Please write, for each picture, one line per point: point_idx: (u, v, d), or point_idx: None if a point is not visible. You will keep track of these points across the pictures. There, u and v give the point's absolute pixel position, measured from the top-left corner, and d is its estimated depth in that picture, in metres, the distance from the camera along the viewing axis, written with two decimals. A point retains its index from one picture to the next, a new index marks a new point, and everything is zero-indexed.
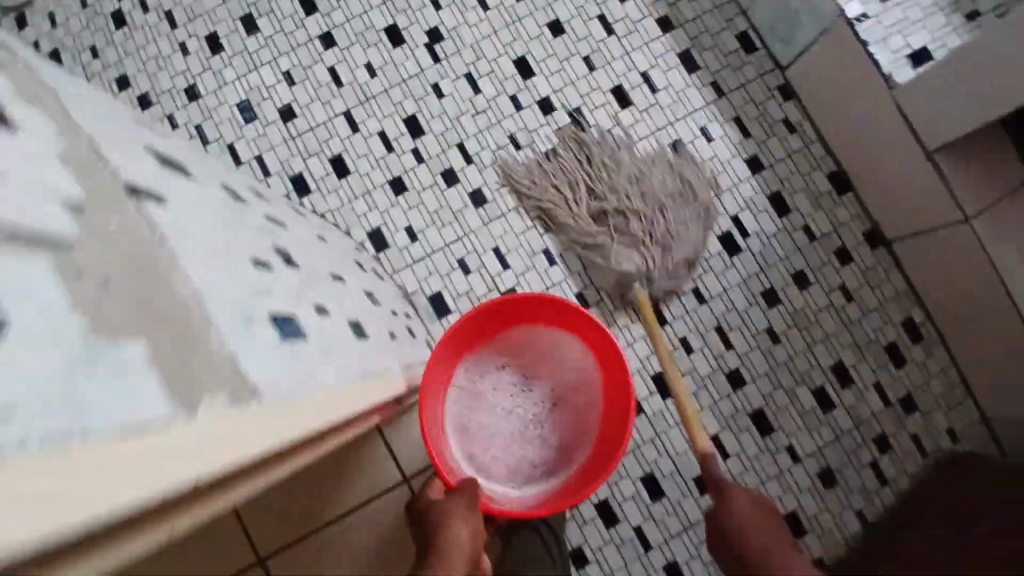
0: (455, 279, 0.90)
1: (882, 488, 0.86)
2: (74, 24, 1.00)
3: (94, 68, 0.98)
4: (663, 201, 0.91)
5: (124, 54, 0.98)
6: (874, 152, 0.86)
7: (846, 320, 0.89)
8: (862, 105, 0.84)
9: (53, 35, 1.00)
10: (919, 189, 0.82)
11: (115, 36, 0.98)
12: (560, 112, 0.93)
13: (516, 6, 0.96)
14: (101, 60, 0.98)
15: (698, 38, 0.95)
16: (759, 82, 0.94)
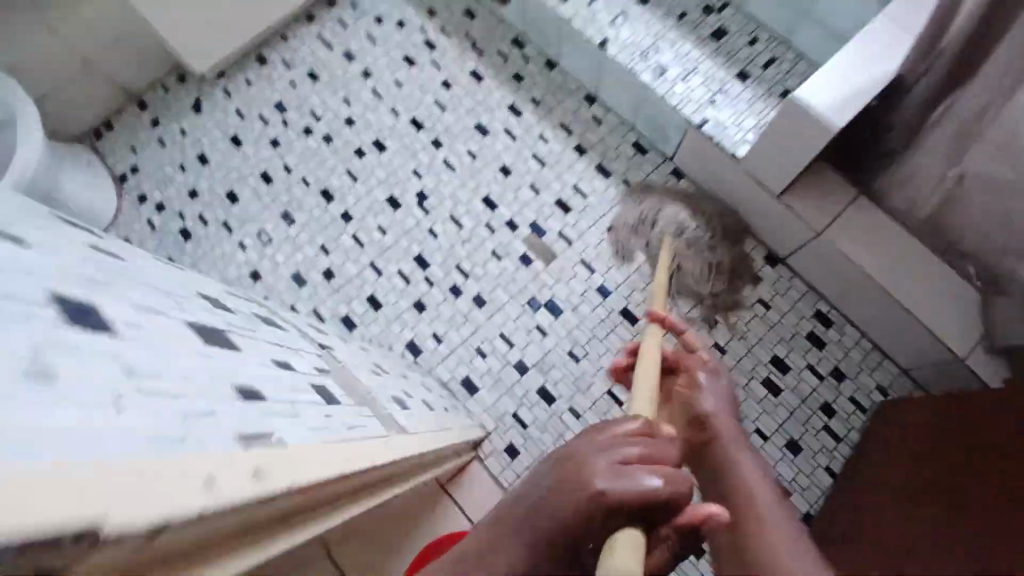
0: (477, 364, 1.19)
1: (837, 445, 1.12)
2: (152, 244, 1.32)
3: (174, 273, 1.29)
4: (612, 271, 1.24)
5: (196, 258, 1.30)
6: (744, 206, 1.20)
7: (769, 323, 1.19)
8: (725, 174, 1.19)
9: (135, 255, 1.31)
10: (784, 224, 1.15)
11: (187, 247, 1.31)
12: (523, 227, 1.28)
13: (473, 162, 1.33)
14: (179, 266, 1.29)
15: (605, 153, 1.32)
16: (657, 172, 1.30)
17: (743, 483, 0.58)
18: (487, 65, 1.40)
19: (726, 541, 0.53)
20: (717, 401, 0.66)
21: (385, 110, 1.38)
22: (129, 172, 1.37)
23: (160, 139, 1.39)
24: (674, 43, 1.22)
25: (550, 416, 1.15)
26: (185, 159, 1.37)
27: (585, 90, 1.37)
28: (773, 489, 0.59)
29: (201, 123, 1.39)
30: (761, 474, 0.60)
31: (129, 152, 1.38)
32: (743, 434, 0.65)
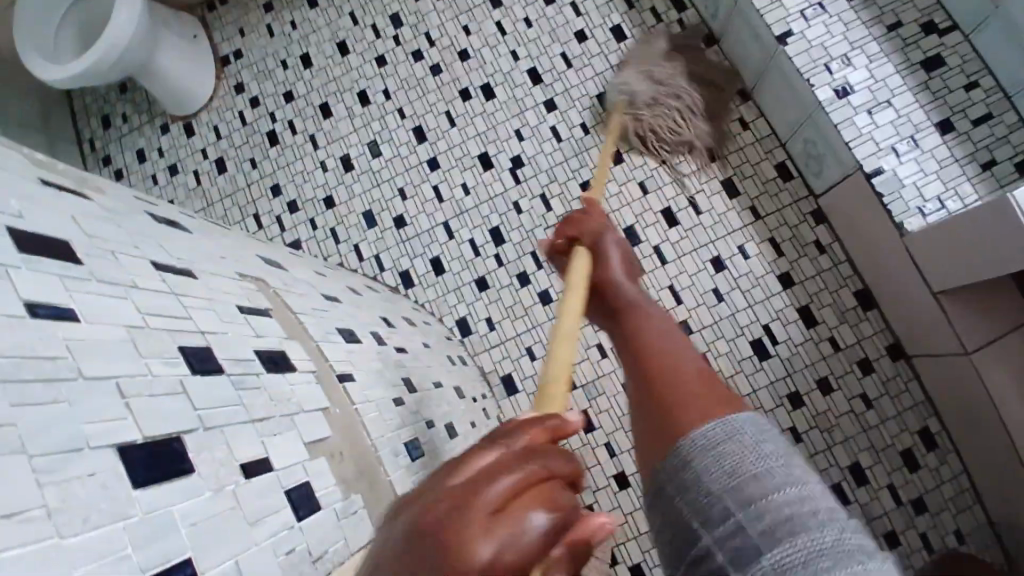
0: (523, 363, 1.11)
1: None
2: (238, 139, 1.27)
3: (253, 177, 1.25)
4: (701, 308, 1.07)
5: (276, 167, 1.24)
6: (887, 282, 0.99)
7: (864, 423, 1.01)
8: (879, 240, 0.96)
9: (220, 146, 1.27)
10: (930, 323, 0.93)
11: (270, 151, 1.25)
12: (617, 229, 1.12)
13: (584, 138, 1.16)
14: (259, 170, 1.25)
15: (739, 167, 1.11)
16: (793, 208, 1.08)
17: (680, 355, 0.51)
18: (635, 23, 1.18)
19: (643, 424, 0.49)
20: (629, 282, 0.63)
21: (505, 51, 1.21)
22: (231, 55, 1.30)
23: (269, 26, 1.30)
24: (874, 59, 0.96)
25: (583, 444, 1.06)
26: (288, 55, 1.28)
27: (740, 84, 1.14)
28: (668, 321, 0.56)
29: (313, 19, 1.29)
30: (663, 319, 0.57)
31: (236, 33, 1.31)
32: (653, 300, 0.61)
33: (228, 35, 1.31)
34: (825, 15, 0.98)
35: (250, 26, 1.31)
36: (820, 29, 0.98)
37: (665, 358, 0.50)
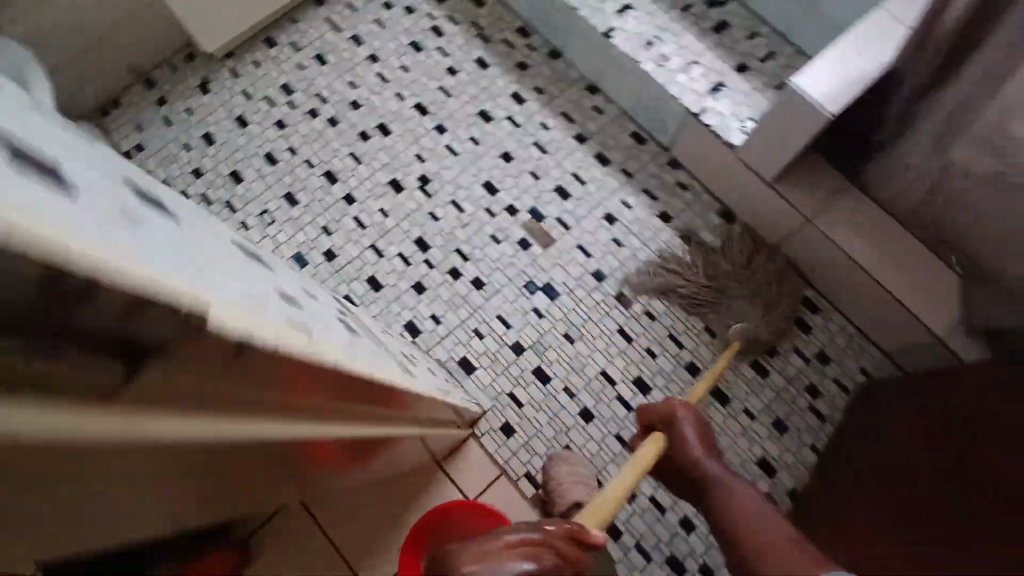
0: (474, 343, 1.22)
1: (821, 424, 1.17)
2: None
3: None
4: (608, 256, 1.27)
5: None
6: (737, 194, 1.24)
7: (758, 308, 1.22)
8: (721, 163, 1.22)
9: None
10: (775, 213, 1.18)
11: None
12: (523, 212, 1.31)
13: (475, 147, 1.36)
14: None
15: (604, 141, 1.35)
16: (654, 161, 1.32)
17: (754, 521, 0.71)
18: (492, 53, 1.43)
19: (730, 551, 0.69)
20: (720, 473, 0.85)
21: (390, 94, 1.42)
22: (133, 149, 1.39)
23: (167, 116, 1.41)
24: (676, 35, 1.25)
25: (545, 394, 1.18)
26: (191, 137, 1.39)
27: (587, 81, 1.40)
28: (761, 503, 0.75)
29: (208, 102, 1.41)
30: (755, 496, 0.77)
31: (134, 129, 1.40)
32: (732, 474, 0.85)
33: (125, 133, 1.40)
34: (632, 11, 1.27)
35: (147, 120, 1.41)
36: (631, 21, 1.26)
37: (748, 541, 0.68)
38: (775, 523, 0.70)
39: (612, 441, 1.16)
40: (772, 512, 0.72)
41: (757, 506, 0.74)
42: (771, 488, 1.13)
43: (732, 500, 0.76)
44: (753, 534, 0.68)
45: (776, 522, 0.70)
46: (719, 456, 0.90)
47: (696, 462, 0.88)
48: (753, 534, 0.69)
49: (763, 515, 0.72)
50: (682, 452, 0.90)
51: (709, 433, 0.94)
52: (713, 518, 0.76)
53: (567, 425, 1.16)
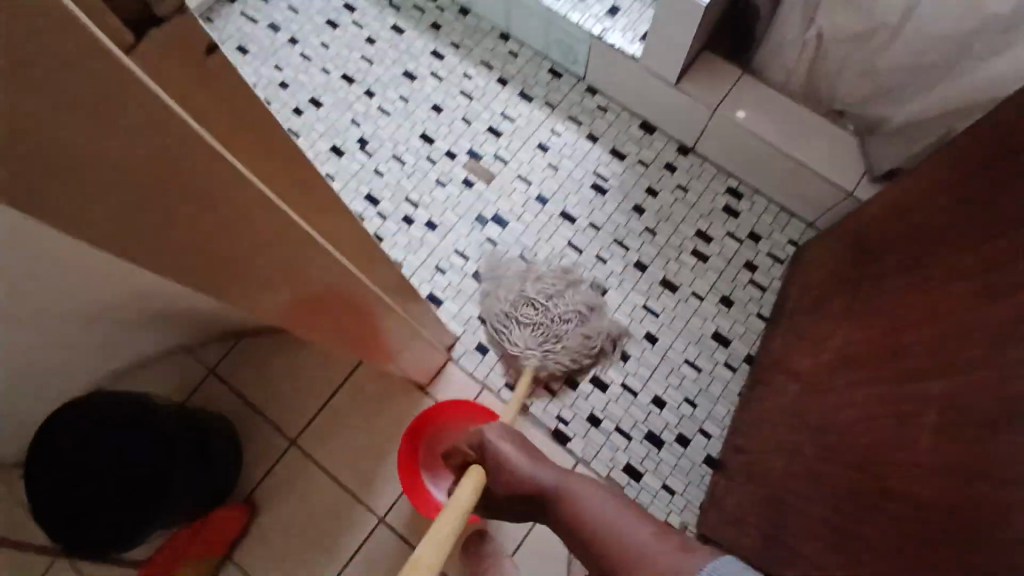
0: (437, 280, 1.29)
1: (762, 294, 1.27)
2: None
3: None
4: (546, 180, 1.36)
5: None
6: (652, 105, 1.35)
7: (688, 202, 1.34)
8: (631, 78, 1.32)
9: None
10: (687, 113, 1.29)
11: None
12: (461, 154, 1.39)
13: (406, 105, 1.44)
14: None
15: (525, 81, 1.44)
16: (573, 91, 1.43)
17: (598, 520, 0.74)
18: (406, 18, 1.51)
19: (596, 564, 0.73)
20: (555, 481, 0.84)
21: (316, 71, 1.48)
22: None
23: None
24: None
25: (510, 312, 1.27)
26: None
27: (499, 30, 1.49)
28: (601, 501, 0.77)
29: None
30: (582, 504, 0.78)
31: None
32: (566, 473, 0.86)
33: None
34: None
35: None
36: None
37: (604, 538, 0.72)
38: (621, 517, 0.73)
39: None
40: (618, 507, 0.75)
41: (600, 511, 0.75)
42: (727, 358, 1.23)
43: (582, 497, 0.79)
44: (615, 537, 0.71)
45: (623, 518, 0.73)
46: (543, 460, 0.88)
47: (526, 477, 0.84)
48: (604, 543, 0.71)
49: (606, 517, 0.74)
50: (506, 478, 0.84)
51: (524, 442, 0.91)
52: (568, 527, 0.78)
53: None
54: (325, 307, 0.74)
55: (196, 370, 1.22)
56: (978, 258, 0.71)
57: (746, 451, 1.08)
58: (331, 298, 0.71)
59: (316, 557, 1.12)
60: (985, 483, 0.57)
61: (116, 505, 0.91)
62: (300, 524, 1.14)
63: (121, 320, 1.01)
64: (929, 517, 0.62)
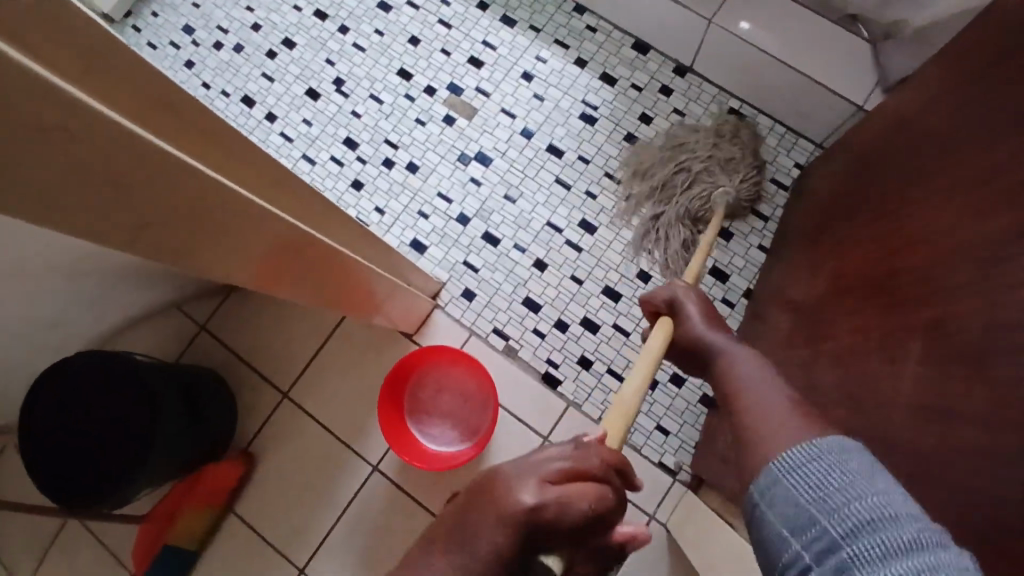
0: (421, 225, 1.25)
1: (765, 224, 1.19)
2: None
3: None
4: (532, 113, 1.27)
5: None
6: (645, 21, 1.22)
7: (686, 128, 1.23)
8: None
9: None
10: (681, 26, 1.17)
11: None
12: (441, 90, 1.31)
13: (381, 39, 1.35)
14: None
15: (507, 3, 1.33)
16: (559, 11, 1.31)
17: (766, 401, 0.60)
18: None
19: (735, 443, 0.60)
20: (730, 355, 0.70)
21: (288, 8, 1.39)
22: None
23: None
24: None
25: (497, 255, 1.22)
26: None
27: None
28: (764, 371, 0.65)
29: None
30: (748, 365, 0.67)
31: None
32: (744, 342, 0.72)
33: None
34: None
35: None
36: None
37: (746, 400, 0.62)
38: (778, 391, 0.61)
39: (569, 283, 1.19)
40: (778, 379, 0.63)
41: (765, 376, 0.64)
42: (726, 294, 1.17)
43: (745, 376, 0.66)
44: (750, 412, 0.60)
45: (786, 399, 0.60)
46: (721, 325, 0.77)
47: (700, 340, 0.74)
48: (743, 401, 0.62)
49: (764, 383, 0.63)
50: (684, 338, 0.77)
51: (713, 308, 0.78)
52: (721, 389, 0.68)
53: (525, 278, 1.20)
54: (291, 266, 0.70)
55: (187, 325, 1.24)
56: (983, 173, 0.62)
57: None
58: (288, 256, 0.68)
59: (314, 503, 1.15)
60: (963, 427, 0.52)
61: (115, 478, 0.93)
62: (299, 470, 1.17)
63: (105, 280, 1.01)
64: (903, 461, 0.58)
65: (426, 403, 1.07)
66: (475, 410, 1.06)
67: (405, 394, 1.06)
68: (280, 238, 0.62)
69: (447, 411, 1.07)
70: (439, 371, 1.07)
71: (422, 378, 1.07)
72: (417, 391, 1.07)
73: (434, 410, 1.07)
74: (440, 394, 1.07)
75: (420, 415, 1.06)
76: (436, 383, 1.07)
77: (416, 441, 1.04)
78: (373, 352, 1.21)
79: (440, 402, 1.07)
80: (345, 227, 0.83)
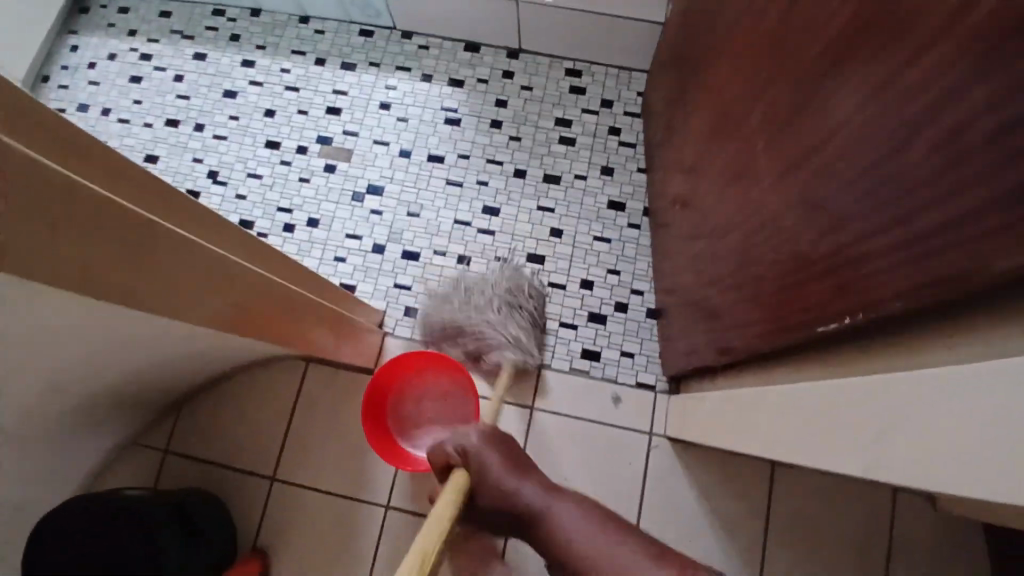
0: (342, 269, 1.29)
1: (635, 149, 1.33)
2: None
3: None
4: (402, 134, 1.36)
5: None
6: (465, 23, 1.35)
7: (538, 98, 1.36)
8: (433, 4, 1.32)
9: None
10: (497, 15, 1.31)
11: None
12: (313, 145, 1.37)
13: (240, 123, 1.40)
14: None
15: (342, 51, 1.43)
16: (391, 42, 1.42)
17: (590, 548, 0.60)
18: (203, 42, 1.47)
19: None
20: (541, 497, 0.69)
21: (138, 128, 1.42)
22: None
23: None
24: None
25: (422, 267, 1.28)
26: None
27: (297, 15, 1.47)
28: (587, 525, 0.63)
29: None
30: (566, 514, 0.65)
31: None
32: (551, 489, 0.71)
33: None
34: None
35: None
36: None
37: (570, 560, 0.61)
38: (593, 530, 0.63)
39: (496, 265, 1.27)
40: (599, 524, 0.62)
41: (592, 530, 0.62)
42: (629, 219, 1.29)
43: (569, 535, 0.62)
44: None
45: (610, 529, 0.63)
46: (530, 468, 0.75)
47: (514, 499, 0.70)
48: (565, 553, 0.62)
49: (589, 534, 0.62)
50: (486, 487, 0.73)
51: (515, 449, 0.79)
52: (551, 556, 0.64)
53: (455, 276, 1.27)
54: (188, 287, 0.57)
55: (149, 457, 1.21)
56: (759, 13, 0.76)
57: (671, 290, 1.14)
58: (181, 275, 0.55)
59: (345, 565, 1.13)
60: None
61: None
62: (318, 541, 1.15)
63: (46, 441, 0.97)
64: None
65: (411, 418, 1.11)
66: (456, 405, 1.11)
67: (387, 415, 1.09)
68: (254, 293, 0.72)
69: (432, 416, 1.11)
70: (411, 383, 1.11)
71: (398, 395, 1.11)
72: (398, 409, 1.11)
73: (423, 421, 1.11)
74: (421, 403, 1.12)
75: (409, 431, 1.10)
76: (413, 393, 1.12)
77: (413, 454, 1.07)
78: (343, 401, 1.21)
79: (423, 411, 1.12)
80: (310, 277, 0.94)
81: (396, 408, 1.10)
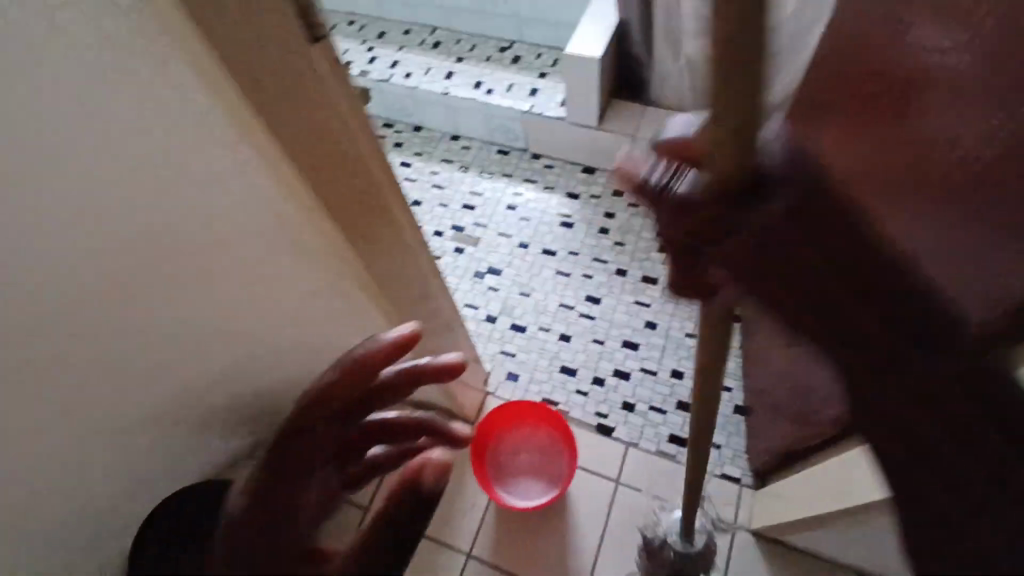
0: None
1: None
2: None
3: None
4: (523, 230, 1.61)
5: None
6: (586, 150, 1.65)
7: (642, 214, 1.60)
8: (563, 133, 1.63)
9: None
10: (614, 146, 1.60)
11: None
12: (447, 230, 1.63)
13: None
14: None
15: (481, 163, 1.75)
16: (522, 160, 1.73)
17: None
18: None
19: None
20: None
21: None
22: None
23: None
24: (491, 73, 1.72)
25: (527, 339, 1.44)
26: None
27: (449, 133, 1.83)
28: None
29: None
30: None
31: None
32: None
33: None
34: (454, 73, 1.74)
35: None
36: (460, 78, 1.72)
37: None
38: None
39: (594, 346, 1.41)
40: None
41: None
42: None
43: None
44: None
45: None
46: None
47: None
48: None
49: None
50: None
51: None
52: None
53: (556, 351, 1.41)
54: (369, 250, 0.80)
55: None
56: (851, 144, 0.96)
57: (759, 384, 1.23)
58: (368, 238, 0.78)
59: None
60: None
61: None
62: None
63: None
64: None
65: (508, 465, 1.19)
66: (553, 463, 1.19)
67: (487, 456, 1.19)
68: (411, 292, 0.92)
69: (529, 467, 1.19)
70: (516, 433, 1.21)
71: (501, 441, 1.21)
72: (499, 455, 1.20)
73: (520, 472, 1.19)
74: (521, 454, 1.21)
75: (504, 478, 1.18)
76: (516, 444, 1.21)
77: (506, 499, 1.14)
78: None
79: (521, 463, 1.20)
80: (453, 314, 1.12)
81: (497, 453, 1.20)
